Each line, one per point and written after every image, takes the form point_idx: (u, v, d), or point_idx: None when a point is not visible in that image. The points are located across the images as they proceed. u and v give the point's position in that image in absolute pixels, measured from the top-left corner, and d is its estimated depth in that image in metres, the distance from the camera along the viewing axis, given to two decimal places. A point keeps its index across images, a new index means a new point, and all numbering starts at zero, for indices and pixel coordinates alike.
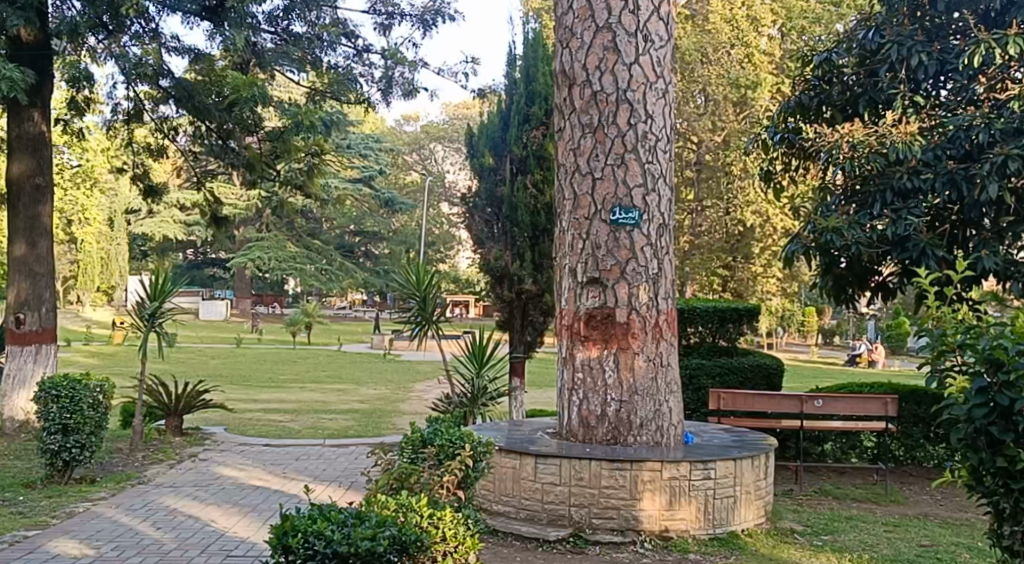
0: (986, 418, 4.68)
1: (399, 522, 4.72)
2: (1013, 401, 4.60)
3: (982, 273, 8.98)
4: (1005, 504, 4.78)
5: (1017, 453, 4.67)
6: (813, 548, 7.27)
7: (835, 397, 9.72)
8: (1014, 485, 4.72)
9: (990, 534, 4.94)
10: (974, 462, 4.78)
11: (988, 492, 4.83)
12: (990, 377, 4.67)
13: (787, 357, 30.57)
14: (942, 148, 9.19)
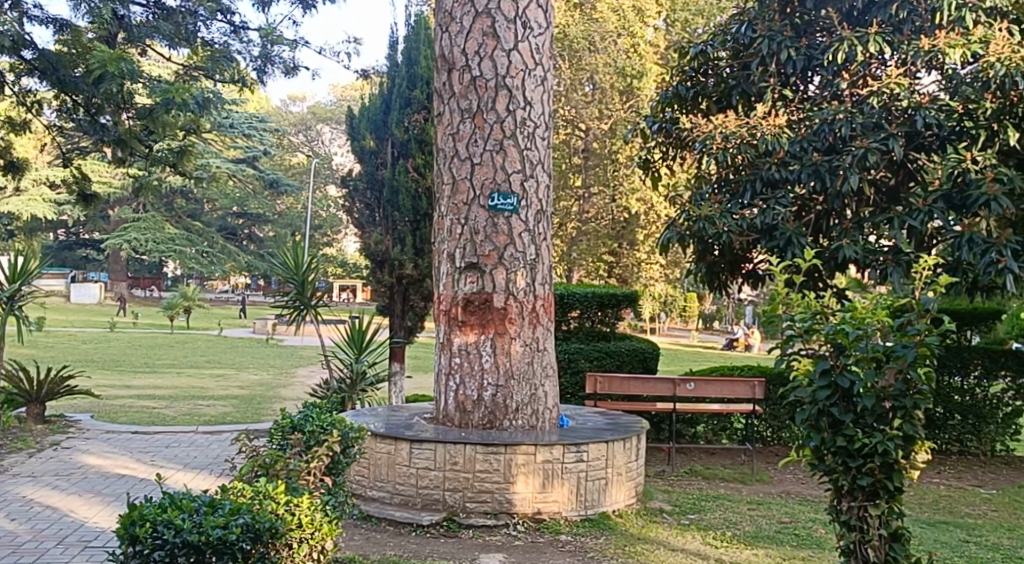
0: (829, 400, 4.92)
1: (254, 509, 4.69)
2: (852, 383, 4.87)
3: (843, 261, 9.33)
4: (844, 482, 5.00)
5: (855, 432, 4.92)
6: (680, 527, 7.49)
7: (705, 380, 10.01)
8: (853, 463, 4.95)
9: (829, 509, 5.15)
10: (816, 442, 5.00)
11: (828, 470, 5.04)
12: (833, 360, 4.93)
13: (669, 342, 31.30)
14: (808, 140, 9.52)
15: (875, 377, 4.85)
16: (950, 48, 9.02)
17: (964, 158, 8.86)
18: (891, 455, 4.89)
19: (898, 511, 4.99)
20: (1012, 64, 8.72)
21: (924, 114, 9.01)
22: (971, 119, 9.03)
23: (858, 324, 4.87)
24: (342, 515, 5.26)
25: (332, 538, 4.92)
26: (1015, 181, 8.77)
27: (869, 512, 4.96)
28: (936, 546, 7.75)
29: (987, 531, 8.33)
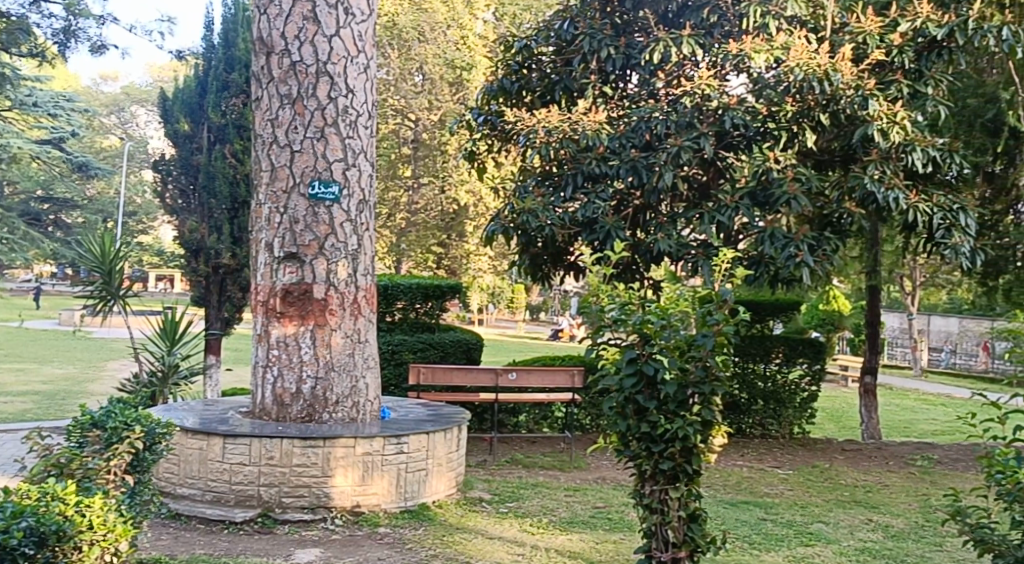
0: (635, 387, 5.06)
1: (39, 510, 4.51)
2: (657, 371, 5.01)
3: (658, 254, 9.62)
4: (647, 466, 5.15)
5: (658, 418, 5.07)
6: (498, 515, 7.57)
7: (527, 370, 10.14)
8: (655, 448, 5.10)
9: (634, 493, 5.31)
10: (623, 428, 5.13)
11: (633, 455, 5.19)
12: (639, 349, 5.06)
13: (495, 333, 31.53)
14: (627, 137, 9.76)
15: (677, 365, 5.01)
16: (755, 53, 9.39)
17: (768, 158, 9.34)
18: (691, 440, 5.06)
19: (696, 493, 5.18)
20: (810, 70, 9.19)
21: (732, 115, 9.40)
22: (774, 120, 9.54)
23: (663, 314, 5.05)
24: (138, 516, 5.12)
25: (127, 539, 4.69)
26: (812, 182, 9.34)
27: (670, 494, 5.13)
28: (737, 525, 8.11)
29: (784, 510, 8.78)
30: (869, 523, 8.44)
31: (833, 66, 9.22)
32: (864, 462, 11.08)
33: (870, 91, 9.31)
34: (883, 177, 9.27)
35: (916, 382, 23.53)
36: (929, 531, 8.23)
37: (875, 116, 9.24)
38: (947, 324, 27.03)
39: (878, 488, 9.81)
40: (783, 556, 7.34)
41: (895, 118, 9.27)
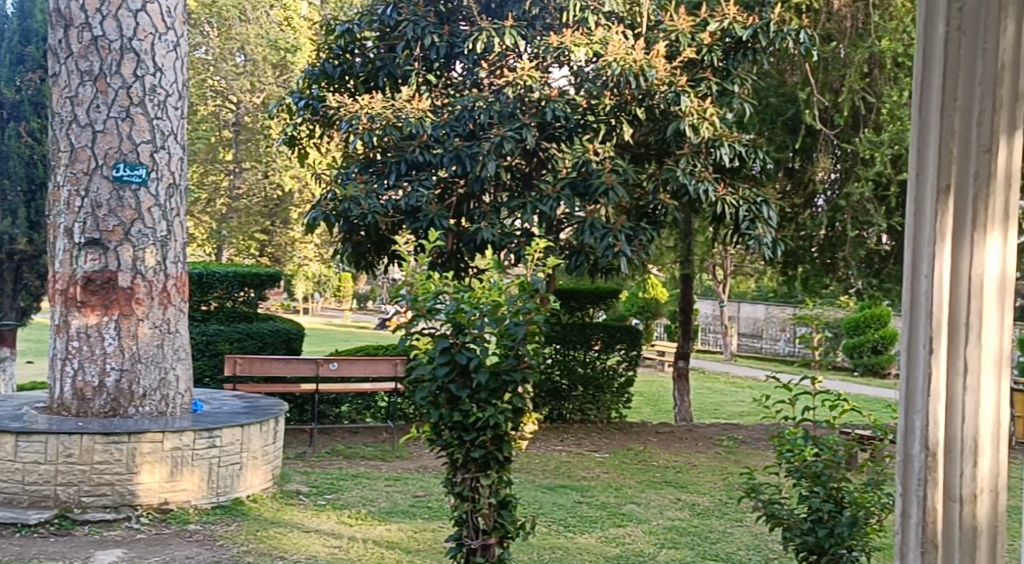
0: (447, 376, 5.05)
1: None
2: (470, 360, 5.01)
3: (481, 243, 9.63)
4: (459, 455, 5.14)
5: (470, 407, 5.05)
6: (315, 508, 7.42)
7: (349, 359, 9.96)
8: (467, 437, 5.09)
9: (445, 481, 5.30)
10: (435, 418, 5.10)
11: (445, 444, 5.17)
12: (452, 338, 5.05)
13: (319, 323, 30.92)
14: (451, 126, 9.70)
15: (489, 353, 5.04)
16: (576, 46, 9.56)
17: (587, 150, 9.49)
18: (502, 427, 5.07)
19: (507, 480, 5.21)
20: (627, 64, 9.44)
21: (553, 107, 9.53)
22: (593, 112, 9.78)
23: (475, 303, 5.07)
24: None
25: None
26: (629, 174, 9.55)
27: (481, 482, 5.13)
28: (553, 509, 8.24)
29: (599, 492, 8.98)
30: (678, 502, 8.73)
31: (648, 62, 9.51)
32: (675, 444, 11.46)
33: (681, 88, 9.64)
34: (694, 170, 9.64)
35: (727, 367, 24.50)
36: (733, 509, 8.58)
37: (685, 112, 9.59)
38: (755, 311, 28.27)
39: (688, 469, 10.16)
40: (597, 537, 7.49)
41: (705, 114, 9.66)
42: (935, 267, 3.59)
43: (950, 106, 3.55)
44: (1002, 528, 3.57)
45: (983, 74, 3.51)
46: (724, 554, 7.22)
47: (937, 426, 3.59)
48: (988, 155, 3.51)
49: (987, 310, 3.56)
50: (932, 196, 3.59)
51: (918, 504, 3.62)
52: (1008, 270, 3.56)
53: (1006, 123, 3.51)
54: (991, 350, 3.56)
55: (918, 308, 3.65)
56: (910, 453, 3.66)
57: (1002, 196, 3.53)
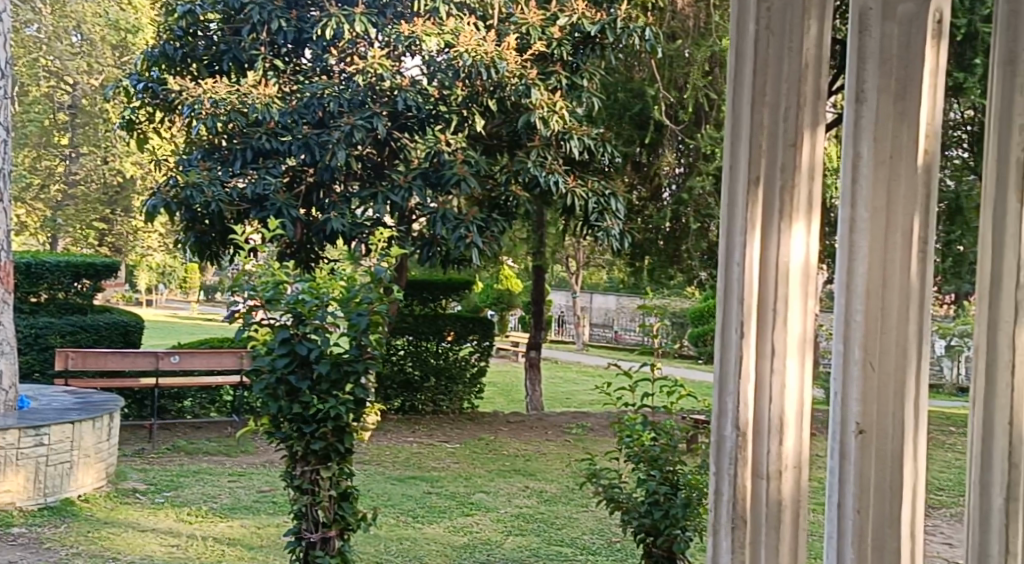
0: (287, 367, 4.91)
1: None
2: (310, 351, 4.89)
3: (330, 233, 9.46)
4: (298, 447, 5.01)
5: (311, 399, 4.93)
6: (152, 507, 7.13)
7: (191, 353, 9.62)
8: (307, 429, 4.97)
9: (284, 474, 5.15)
10: (274, 410, 4.95)
11: (285, 437, 5.02)
12: (293, 329, 4.94)
13: (162, 314, 29.74)
14: (299, 113, 9.48)
15: (330, 343, 4.94)
16: (427, 36, 9.49)
17: (440, 140, 9.48)
18: (343, 419, 4.99)
19: (348, 471, 5.13)
20: (478, 55, 9.45)
21: (405, 96, 9.41)
22: (445, 103, 9.77)
23: (316, 293, 4.98)
24: None
25: None
26: (480, 165, 9.58)
27: (321, 475, 5.02)
28: (401, 500, 8.16)
29: (448, 482, 8.96)
30: (525, 490, 8.79)
31: (499, 53, 9.52)
32: (526, 433, 11.53)
33: (532, 80, 9.71)
34: (544, 162, 9.79)
35: (577, 356, 24.84)
36: (579, 495, 8.69)
37: (536, 105, 9.65)
38: (607, 302, 28.73)
39: (536, 457, 10.24)
40: (444, 526, 7.46)
41: (555, 107, 9.74)
42: (745, 254, 3.61)
43: (760, 101, 3.56)
44: (805, 505, 3.52)
45: (787, 73, 3.53)
46: (570, 539, 7.30)
47: (745, 405, 3.59)
48: (793, 149, 3.53)
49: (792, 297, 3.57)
50: (743, 188, 3.61)
51: (728, 481, 3.59)
52: (812, 258, 3.58)
53: (808, 118, 3.53)
54: (794, 334, 3.57)
55: (730, 296, 3.67)
56: (722, 435, 3.66)
57: (807, 187, 3.55)
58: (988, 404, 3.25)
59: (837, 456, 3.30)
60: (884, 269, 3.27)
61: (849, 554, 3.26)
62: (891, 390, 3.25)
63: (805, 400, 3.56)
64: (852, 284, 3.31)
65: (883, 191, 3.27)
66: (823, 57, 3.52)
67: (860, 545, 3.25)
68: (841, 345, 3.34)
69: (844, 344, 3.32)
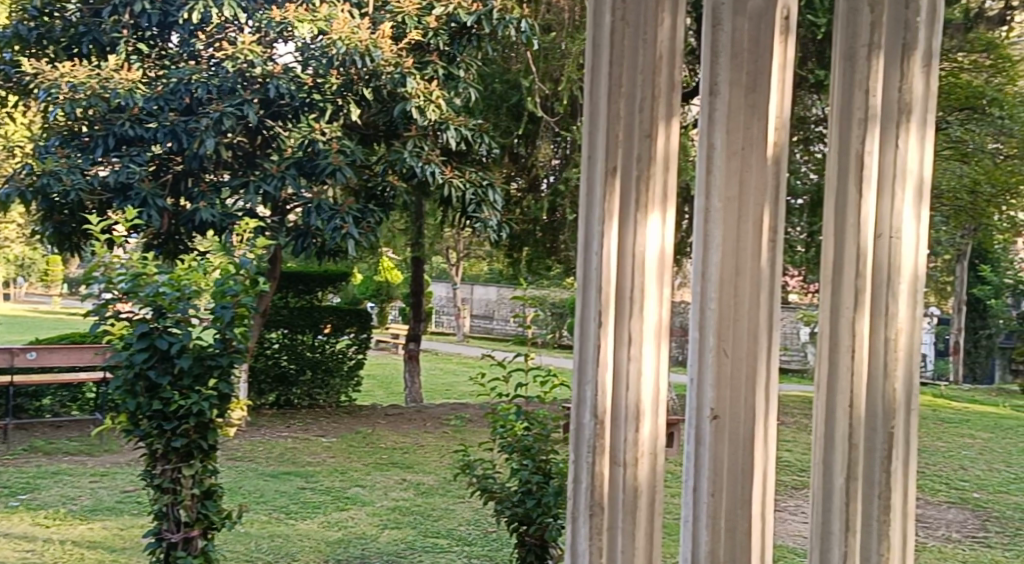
0: (146, 363, 4.76)
1: None
2: (171, 345, 4.74)
3: (199, 224, 9.22)
4: (158, 446, 4.86)
5: (171, 395, 4.78)
6: (6, 510, 6.85)
7: (49, 349, 9.27)
8: (167, 426, 4.83)
9: (144, 473, 4.99)
10: (132, 407, 4.79)
11: (144, 435, 4.87)
12: (152, 322, 4.80)
13: (27, 309, 28.65)
14: (164, 99, 9.09)
15: (193, 337, 4.83)
16: (299, 22, 9.34)
17: (314, 129, 9.34)
18: (206, 415, 4.85)
19: (212, 469, 5.00)
20: (352, 43, 9.33)
21: (277, 83, 9.17)
22: (319, 91, 9.54)
23: (176, 285, 4.83)
24: None
25: None
26: (356, 155, 9.49)
27: (183, 473, 4.89)
28: (274, 497, 8.01)
29: (323, 477, 8.85)
30: (402, 483, 8.75)
31: (374, 41, 9.42)
32: (404, 425, 11.46)
33: (408, 69, 9.64)
34: (421, 152, 9.77)
35: (458, 347, 24.91)
36: (455, 486, 8.70)
37: (411, 94, 9.57)
38: (487, 293, 28.80)
39: (414, 449, 10.20)
40: (318, 522, 7.36)
41: (431, 97, 9.69)
42: (601, 243, 3.27)
43: (615, 91, 3.23)
44: (662, 492, 3.23)
45: (642, 65, 3.19)
46: (445, 530, 7.29)
47: (603, 393, 3.26)
48: (648, 140, 3.20)
49: (649, 285, 3.23)
50: (600, 176, 3.27)
51: (586, 469, 3.28)
52: (669, 248, 3.25)
53: (663, 109, 3.20)
54: (651, 321, 3.23)
55: (588, 283, 3.33)
56: (581, 422, 3.32)
57: (662, 176, 3.22)
58: (830, 390, 3.10)
59: (692, 441, 3.18)
60: (736, 256, 3.15)
61: (704, 543, 3.15)
62: (744, 375, 3.13)
63: (664, 389, 3.24)
64: (704, 271, 3.17)
65: (734, 182, 3.15)
66: (677, 51, 3.20)
67: (714, 533, 3.14)
68: (696, 332, 3.19)
69: (698, 332, 3.17)
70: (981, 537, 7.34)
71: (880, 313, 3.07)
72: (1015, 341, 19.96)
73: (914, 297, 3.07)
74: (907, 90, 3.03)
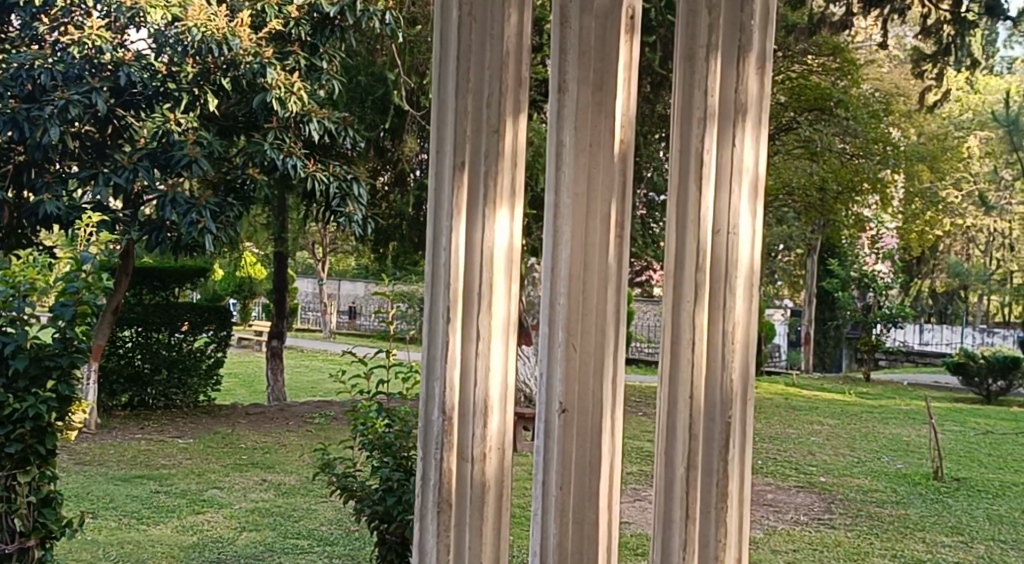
0: None
1: None
2: (4, 346, 4.54)
3: (43, 218, 8.78)
4: None
5: (5, 399, 4.57)
6: None
7: None
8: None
9: None
10: None
11: None
12: None
13: None
14: (5, 84, 8.53)
15: (28, 337, 4.59)
16: (152, 8, 9.00)
17: (169, 119, 9.11)
18: (44, 419, 4.64)
19: (50, 475, 4.81)
20: (209, 31, 9.08)
21: (128, 71, 8.89)
22: (174, 81, 9.30)
23: (10, 282, 4.57)
24: None
25: None
26: (213, 146, 9.18)
27: (18, 480, 4.67)
28: (125, 502, 7.73)
29: (178, 479, 8.58)
30: (262, 483, 8.57)
31: (232, 30, 9.23)
32: (264, 424, 11.22)
33: (268, 59, 9.37)
34: (282, 144, 9.53)
35: (323, 343, 24.69)
36: (317, 485, 8.56)
37: (272, 84, 9.32)
38: (355, 289, 28.70)
39: (274, 449, 10.00)
40: (171, 526, 7.14)
41: (292, 88, 9.45)
42: (449, 239, 3.15)
43: (464, 86, 3.12)
44: (510, 486, 3.16)
45: (490, 60, 3.10)
46: (306, 531, 7.16)
47: (452, 389, 3.15)
48: (496, 136, 3.12)
49: (497, 281, 3.15)
50: (448, 171, 3.16)
51: (434, 465, 3.17)
52: (518, 242, 3.16)
53: (511, 104, 3.12)
54: (500, 317, 3.14)
55: (435, 280, 3.22)
56: (429, 419, 3.22)
57: (510, 172, 3.14)
58: (672, 383, 3.00)
59: (541, 437, 3.09)
60: (585, 250, 3.08)
61: (554, 539, 3.06)
62: (593, 370, 3.07)
63: (513, 384, 3.16)
64: (554, 266, 3.10)
65: (582, 177, 3.08)
66: (524, 48, 3.12)
67: (563, 530, 3.06)
68: (546, 328, 3.12)
69: (548, 327, 3.10)
70: (826, 518, 7.65)
71: (718, 308, 2.97)
72: (860, 331, 20.91)
73: (751, 292, 2.99)
74: (743, 91, 2.93)
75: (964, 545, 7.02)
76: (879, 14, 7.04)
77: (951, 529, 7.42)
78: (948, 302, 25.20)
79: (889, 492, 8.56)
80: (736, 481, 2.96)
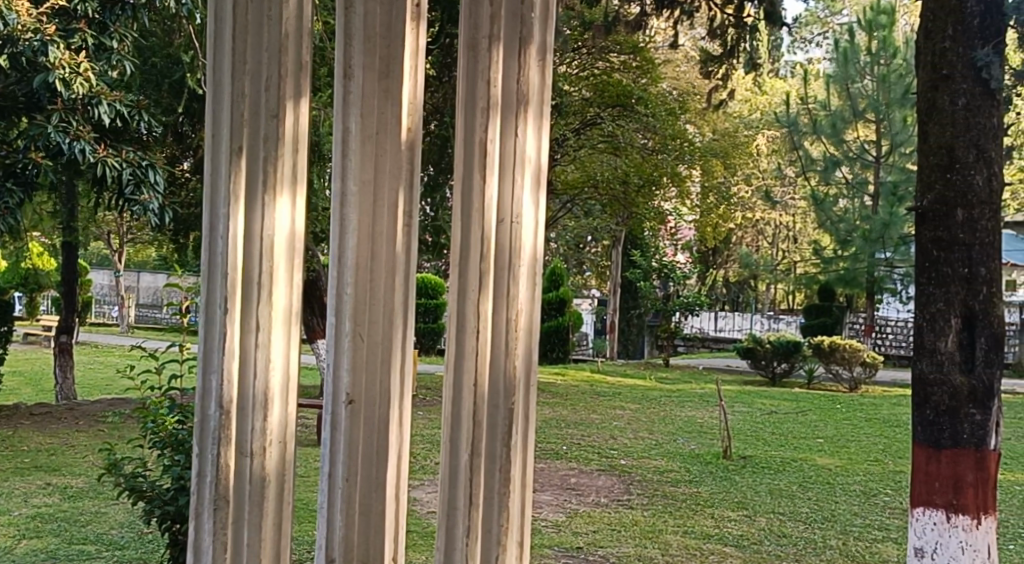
0: None
1: None
2: None
3: None
4: None
5: None
6: None
7: None
8: None
9: None
10: None
11: None
12: None
13: None
14: None
15: None
16: None
17: None
18: None
19: None
20: None
21: None
22: None
23: None
24: None
25: None
26: None
27: None
28: None
29: None
30: (45, 487, 8.09)
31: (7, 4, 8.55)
32: (50, 424, 10.62)
33: (49, 36, 8.78)
34: (68, 127, 8.93)
35: (121, 337, 23.68)
36: (105, 486, 8.15)
37: (54, 64, 8.75)
38: (156, 281, 27.62)
39: (60, 450, 9.47)
40: None
41: (78, 68, 8.91)
42: (226, 227, 2.92)
43: (240, 69, 2.90)
44: (292, 481, 2.99)
45: (268, 41, 2.91)
46: (93, 535, 6.82)
47: (230, 382, 2.92)
48: (275, 121, 2.92)
49: (278, 269, 2.96)
50: (223, 157, 2.92)
51: (211, 462, 2.93)
52: (299, 227, 3.00)
53: (292, 89, 2.95)
54: (280, 307, 2.97)
55: (210, 268, 2.97)
56: (204, 414, 2.96)
57: (290, 157, 2.96)
58: (457, 375, 2.96)
59: (327, 429, 3.02)
60: (372, 239, 3.03)
61: (340, 532, 3.00)
62: (380, 358, 3.02)
63: (296, 374, 2.99)
64: (339, 256, 3.03)
65: (369, 165, 3.04)
66: (305, 28, 2.96)
67: (349, 521, 3.01)
68: (332, 319, 3.05)
69: (334, 318, 3.03)
70: (625, 499, 7.89)
71: (501, 295, 2.99)
72: (660, 319, 21.76)
73: (533, 279, 3.05)
74: (524, 82, 2.98)
75: (747, 519, 7.39)
76: (671, 15, 7.27)
77: (737, 504, 7.80)
78: (739, 291, 26.57)
79: (683, 472, 8.91)
80: (517, 466, 3.01)
